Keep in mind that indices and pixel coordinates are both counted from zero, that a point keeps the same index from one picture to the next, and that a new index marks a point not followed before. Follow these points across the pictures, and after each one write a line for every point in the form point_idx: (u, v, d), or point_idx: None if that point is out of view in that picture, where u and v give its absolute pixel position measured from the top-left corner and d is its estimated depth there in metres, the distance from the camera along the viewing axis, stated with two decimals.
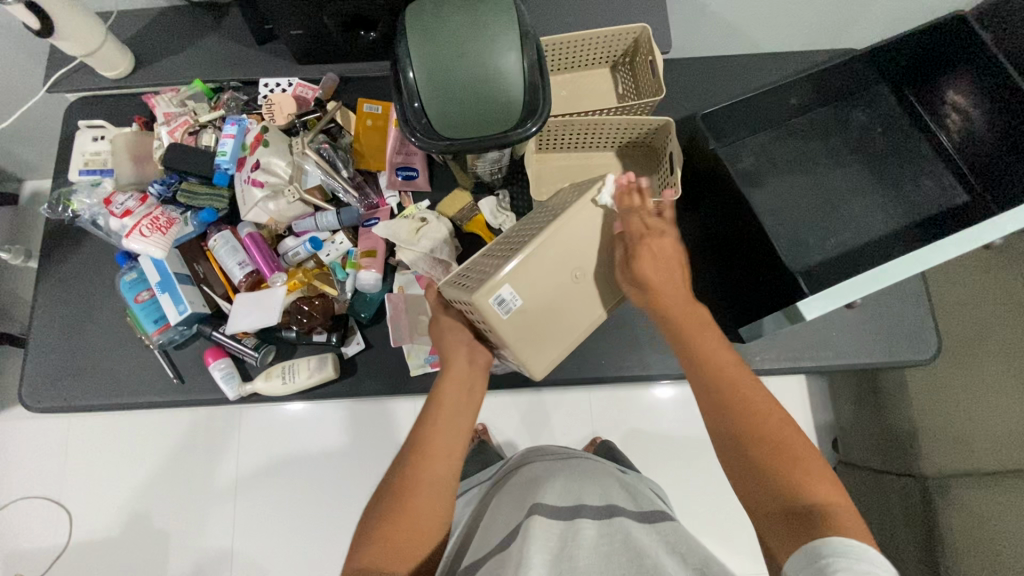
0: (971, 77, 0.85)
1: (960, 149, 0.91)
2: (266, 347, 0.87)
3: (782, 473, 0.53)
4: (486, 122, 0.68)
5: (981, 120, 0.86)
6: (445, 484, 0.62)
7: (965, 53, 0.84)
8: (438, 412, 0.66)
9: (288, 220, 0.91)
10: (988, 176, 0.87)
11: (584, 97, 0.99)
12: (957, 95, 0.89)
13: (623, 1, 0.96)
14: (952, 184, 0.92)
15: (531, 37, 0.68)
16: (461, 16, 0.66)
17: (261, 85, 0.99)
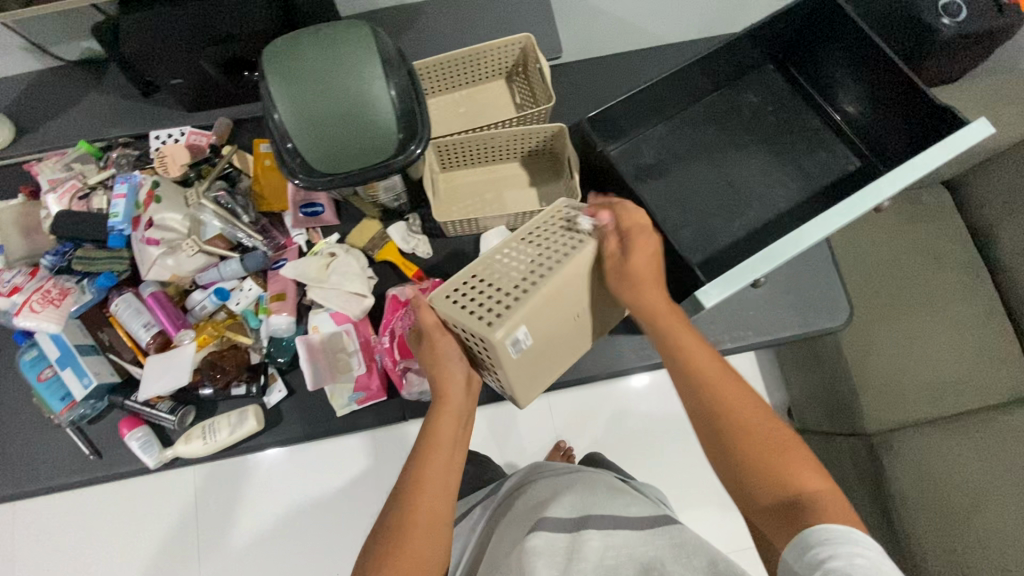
0: (841, 49, 0.90)
1: (845, 116, 0.95)
2: (184, 408, 0.84)
3: (769, 471, 0.55)
4: (367, 152, 0.67)
5: (858, 88, 0.91)
6: (442, 523, 0.60)
7: (831, 27, 0.89)
8: (428, 446, 0.63)
9: (191, 274, 0.87)
10: (883, 146, 0.92)
11: (483, 111, 0.99)
12: (833, 67, 0.93)
13: (510, 20, 0.99)
14: (849, 154, 0.95)
15: (395, 62, 0.68)
16: (317, 51, 0.64)
17: (152, 138, 0.95)
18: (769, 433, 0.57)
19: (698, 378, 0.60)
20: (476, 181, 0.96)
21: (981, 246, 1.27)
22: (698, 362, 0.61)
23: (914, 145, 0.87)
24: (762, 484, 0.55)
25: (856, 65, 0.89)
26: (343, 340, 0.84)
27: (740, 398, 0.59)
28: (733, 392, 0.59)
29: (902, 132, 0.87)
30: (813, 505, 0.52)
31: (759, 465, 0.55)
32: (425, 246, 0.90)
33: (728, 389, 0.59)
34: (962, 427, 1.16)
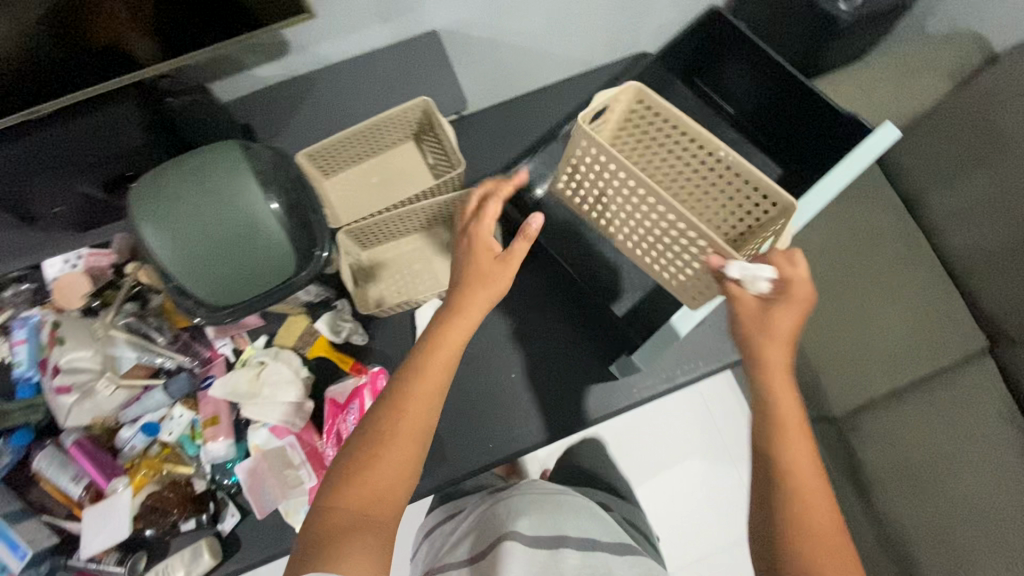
0: (740, 63, 0.90)
1: (759, 126, 0.95)
2: (134, 555, 0.79)
3: (809, 548, 0.53)
4: (266, 274, 0.63)
5: (764, 99, 0.91)
6: (412, 453, 0.57)
7: (728, 42, 0.88)
8: (431, 351, 0.60)
9: (114, 411, 0.82)
10: (799, 153, 0.91)
11: (395, 178, 0.95)
12: (737, 80, 0.92)
13: (410, 86, 0.97)
14: (767, 163, 0.95)
15: (272, 172, 0.63)
16: (183, 184, 0.59)
17: (46, 268, 0.88)
18: (824, 525, 0.55)
19: (788, 447, 0.57)
20: (399, 254, 0.91)
21: (914, 212, 1.29)
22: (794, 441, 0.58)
23: (828, 152, 0.87)
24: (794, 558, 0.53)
25: (759, 78, 0.89)
26: (288, 454, 0.81)
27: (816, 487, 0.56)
28: (821, 501, 0.55)
29: (815, 139, 0.87)
30: None
31: (810, 541, 0.53)
32: (360, 333, 0.87)
33: (808, 472, 0.56)
34: (922, 395, 1.19)
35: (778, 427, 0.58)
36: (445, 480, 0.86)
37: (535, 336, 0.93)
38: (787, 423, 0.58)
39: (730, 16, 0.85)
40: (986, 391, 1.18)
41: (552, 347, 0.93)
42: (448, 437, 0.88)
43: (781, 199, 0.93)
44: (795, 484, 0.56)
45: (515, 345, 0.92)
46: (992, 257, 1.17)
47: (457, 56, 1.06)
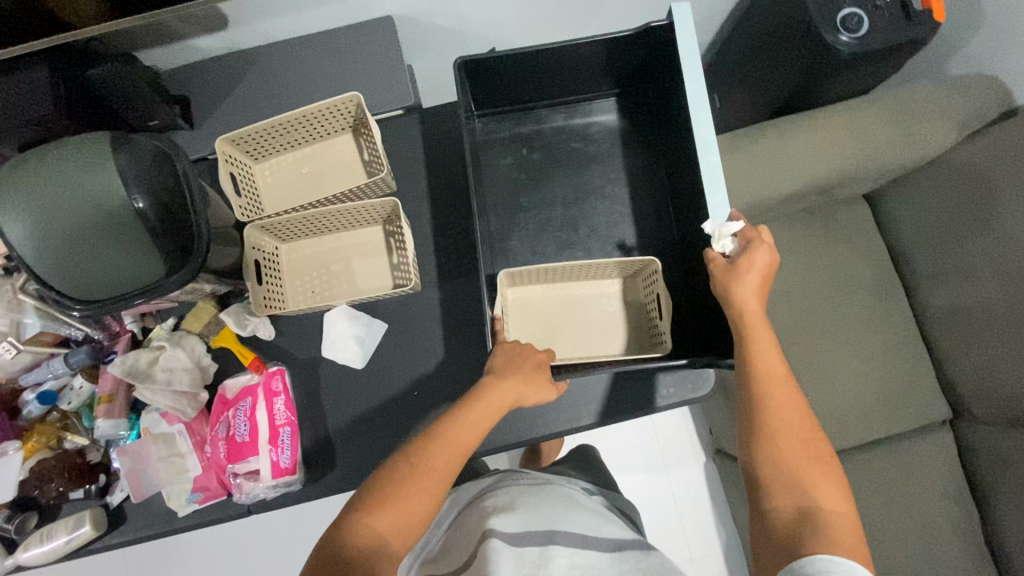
0: (541, 72, 0.91)
1: (578, 89, 0.97)
2: (23, 515, 0.82)
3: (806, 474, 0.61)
4: (133, 270, 0.61)
5: (571, 73, 0.93)
6: (440, 484, 0.62)
7: (504, 69, 0.88)
8: (470, 410, 0.67)
9: (17, 374, 0.83)
10: (624, 77, 0.95)
11: (326, 171, 0.91)
12: (541, 85, 0.94)
13: (351, 68, 0.91)
14: (609, 105, 0.99)
15: (138, 167, 0.59)
16: (41, 179, 0.58)
17: None
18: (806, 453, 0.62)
19: (782, 395, 0.64)
20: (319, 252, 0.89)
21: (897, 261, 1.21)
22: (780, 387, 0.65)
23: (651, 67, 0.93)
24: (784, 488, 0.61)
25: (556, 66, 0.90)
26: (177, 441, 0.81)
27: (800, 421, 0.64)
28: (805, 432, 0.63)
29: (630, 62, 0.91)
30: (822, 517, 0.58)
31: (799, 462, 0.62)
32: (264, 328, 0.85)
33: (794, 403, 0.64)
34: (861, 460, 1.13)
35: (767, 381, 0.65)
36: (324, 490, 0.82)
37: (444, 353, 0.87)
38: (772, 376, 0.65)
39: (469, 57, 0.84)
40: (932, 466, 1.12)
41: (460, 365, 0.86)
42: (337, 445, 0.84)
43: (647, 120, 0.98)
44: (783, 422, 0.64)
45: (416, 362, 0.86)
46: (971, 327, 1.08)
47: (417, 42, 0.99)
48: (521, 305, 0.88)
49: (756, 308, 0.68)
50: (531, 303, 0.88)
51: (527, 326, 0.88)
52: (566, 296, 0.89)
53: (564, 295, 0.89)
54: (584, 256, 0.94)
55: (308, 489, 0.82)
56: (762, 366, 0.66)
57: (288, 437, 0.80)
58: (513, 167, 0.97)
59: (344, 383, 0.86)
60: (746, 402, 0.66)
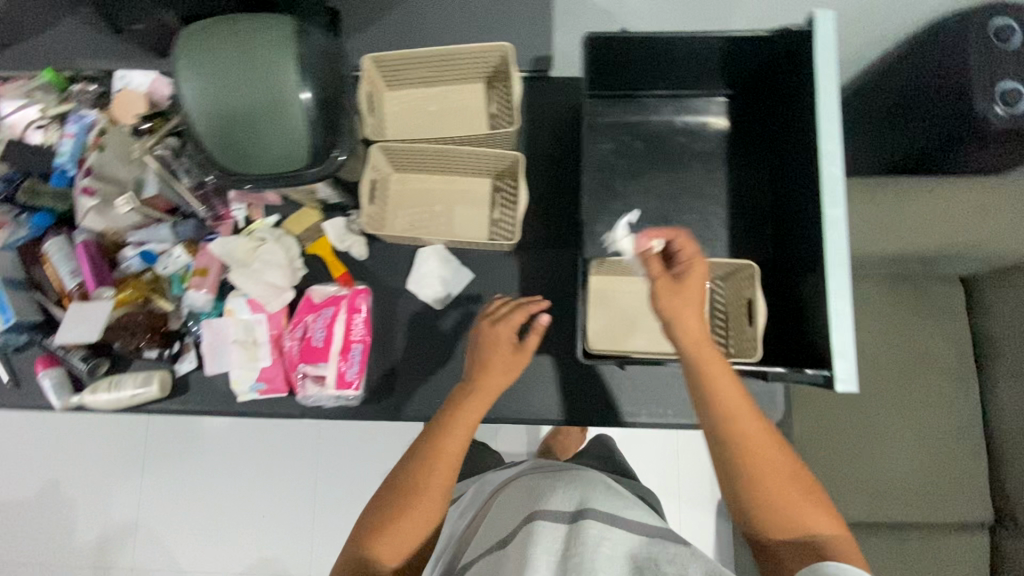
0: (662, 59, 0.83)
1: (690, 82, 0.88)
2: (98, 359, 0.86)
3: (788, 505, 0.60)
4: (278, 158, 0.63)
5: (691, 63, 0.84)
6: (434, 508, 0.66)
7: (627, 51, 0.81)
8: (453, 424, 0.69)
9: (126, 229, 0.87)
10: (742, 75, 0.86)
11: (453, 113, 0.92)
12: (656, 73, 0.86)
13: (501, 18, 0.91)
14: (720, 105, 0.90)
15: (318, 63, 0.61)
16: (229, 44, 0.60)
17: (116, 77, 0.91)
18: (782, 480, 0.60)
19: (745, 430, 0.62)
20: (428, 188, 0.91)
21: (980, 353, 1.16)
22: (739, 415, 0.62)
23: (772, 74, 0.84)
24: (774, 524, 0.59)
25: (679, 53, 0.82)
26: (254, 329, 0.83)
27: (766, 447, 0.61)
28: (777, 458, 0.61)
29: (752, 61, 0.82)
30: (824, 542, 0.58)
31: (786, 490, 0.60)
32: (360, 246, 0.88)
33: (761, 435, 0.62)
34: (889, 540, 1.10)
35: (728, 421, 0.62)
36: (377, 414, 0.84)
37: None
38: (734, 415, 0.62)
39: (594, 35, 0.76)
40: (955, 563, 1.10)
41: None
42: (399, 375, 0.85)
43: (759, 129, 0.88)
44: (756, 459, 0.61)
45: None
46: None
47: None
48: (606, 293, 0.87)
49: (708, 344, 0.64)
50: (617, 292, 0.87)
51: (610, 313, 0.86)
52: (653, 295, 0.86)
53: (653, 287, 0.87)
54: None
55: (362, 409, 0.84)
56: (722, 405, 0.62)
57: (358, 354, 0.82)
58: (616, 154, 0.90)
59: (419, 320, 0.87)
60: (715, 441, 0.63)
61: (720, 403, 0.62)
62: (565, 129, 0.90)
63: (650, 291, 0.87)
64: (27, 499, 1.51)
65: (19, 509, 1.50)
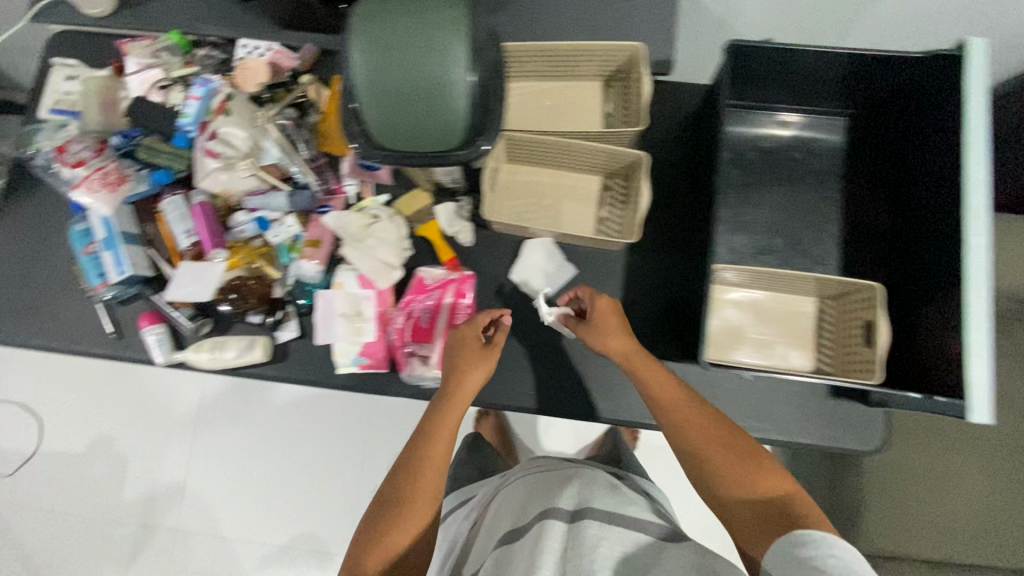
0: (794, 74, 0.83)
1: (813, 100, 0.88)
2: (202, 319, 0.87)
3: (746, 481, 0.63)
4: (430, 137, 0.64)
5: (821, 80, 0.83)
6: (426, 511, 0.67)
7: (764, 62, 0.80)
8: (428, 424, 0.72)
9: (241, 194, 0.88)
10: (868, 97, 0.85)
11: (569, 109, 0.92)
12: (783, 89, 0.86)
13: (628, 14, 0.89)
14: (839, 125, 0.89)
15: (484, 50, 0.63)
16: (407, 18, 0.60)
17: (240, 46, 0.94)
18: (737, 461, 0.64)
19: (690, 424, 0.68)
20: (539, 182, 0.91)
21: None
22: (680, 409, 0.69)
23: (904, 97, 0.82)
24: (738, 501, 0.63)
25: (812, 70, 0.81)
26: (362, 304, 0.85)
27: (712, 436, 0.66)
28: (723, 437, 0.66)
29: (884, 85, 0.82)
30: (789, 508, 0.60)
31: (740, 469, 0.64)
32: (467, 233, 0.88)
33: (704, 423, 0.68)
34: None
35: (679, 421, 0.69)
36: (473, 400, 0.85)
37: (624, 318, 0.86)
38: (682, 416, 0.69)
39: (738, 43, 0.76)
40: None
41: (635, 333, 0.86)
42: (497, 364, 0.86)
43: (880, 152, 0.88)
44: (711, 450, 0.66)
45: None
46: None
47: None
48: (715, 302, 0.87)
49: (654, 366, 0.73)
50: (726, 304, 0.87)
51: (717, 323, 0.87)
52: (761, 306, 0.87)
53: (763, 300, 0.87)
54: (781, 265, 0.87)
55: None
56: (671, 413, 0.69)
57: None
58: (731, 164, 0.90)
59: (519, 312, 0.87)
60: (676, 440, 0.69)
61: (662, 402, 0.70)
62: (684, 133, 0.89)
63: (758, 305, 0.87)
64: (82, 452, 1.52)
65: (68, 460, 1.52)
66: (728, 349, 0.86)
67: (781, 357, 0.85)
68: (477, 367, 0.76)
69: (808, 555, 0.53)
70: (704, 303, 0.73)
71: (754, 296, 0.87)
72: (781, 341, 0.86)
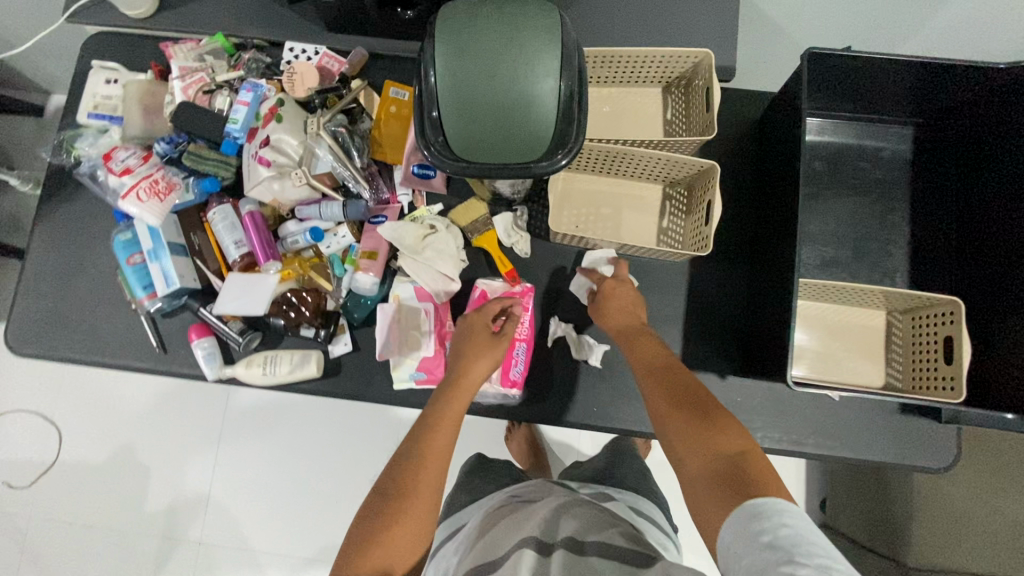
0: (865, 83, 0.81)
1: (881, 109, 0.86)
2: (251, 333, 0.84)
3: (706, 436, 0.59)
4: (511, 149, 0.61)
5: (894, 89, 0.81)
6: (425, 516, 0.61)
7: (839, 70, 0.78)
8: (431, 418, 0.68)
9: (292, 203, 0.85)
10: (941, 107, 0.83)
11: (627, 117, 0.90)
12: (850, 99, 0.84)
13: (691, 18, 0.86)
14: (906, 134, 0.87)
15: (572, 62, 0.61)
16: (497, 25, 0.58)
17: (286, 49, 0.90)
18: (699, 417, 0.61)
19: (662, 383, 0.66)
20: (598, 191, 0.89)
21: None
22: (668, 372, 0.67)
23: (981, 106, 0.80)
24: (693, 457, 0.58)
25: (885, 79, 0.79)
26: (420, 318, 0.82)
27: (681, 395, 0.64)
28: (691, 393, 0.64)
29: (959, 93, 0.79)
30: (742, 463, 0.55)
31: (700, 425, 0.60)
32: (525, 244, 0.86)
33: (682, 381, 0.65)
34: None
35: (656, 379, 0.67)
36: (533, 417, 0.83)
37: (688, 332, 0.84)
38: (663, 376, 0.67)
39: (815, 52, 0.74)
40: None
41: (700, 349, 0.84)
42: (557, 379, 0.84)
43: (950, 161, 0.86)
44: (681, 408, 0.62)
45: (660, 328, 0.84)
46: None
47: None
48: None
49: (647, 343, 0.72)
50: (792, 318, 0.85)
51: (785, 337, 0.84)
52: (825, 319, 0.85)
53: (828, 312, 0.85)
54: (847, 278, 0.85)
55: (518, 410, 0.83)
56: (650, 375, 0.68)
57: (523, 353, 0.80)
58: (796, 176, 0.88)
59: (579, 325, 0.86)
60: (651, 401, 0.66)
61: (651, 368, 0.69)
62: (747, 142, 0.88)
63: (822, 317, 0.85)
64: (97, 463, 1.43)
65: (70, 473, 1.42)
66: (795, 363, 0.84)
67: (848, 372, 0.83)
68: (483, 357, 0.74)
69: (761, 529, 0.47)
70: (791, 318, 0.71)
71: (818, 309, 0.85)
72: (848, 354, 0.84)
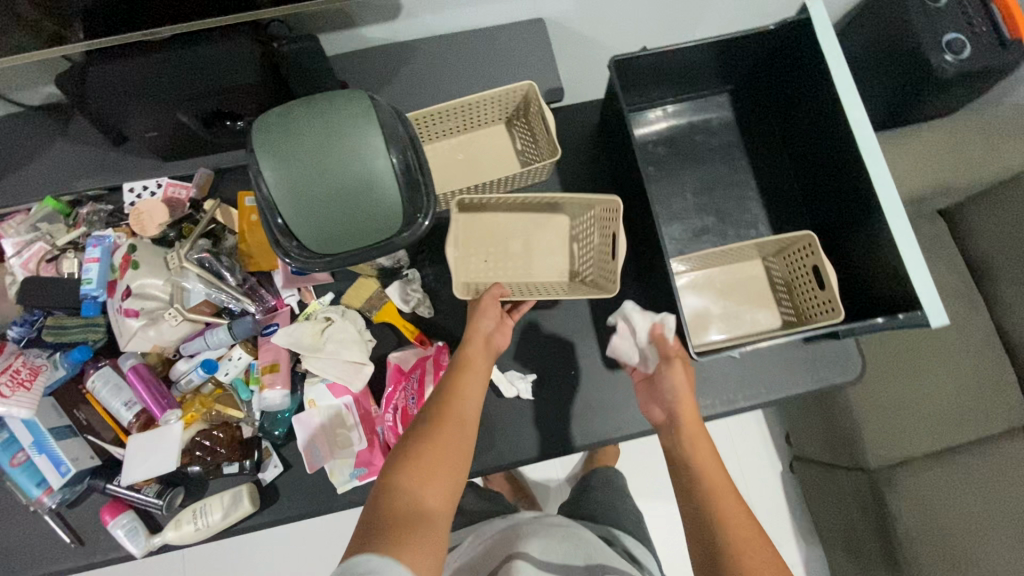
0: (671, 71, 0.89)
1: (694, 88, 0.95)
2: (172, 490, 0.79)
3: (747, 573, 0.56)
4: (368, 230, 0.62)
5: (698, 69, 0.90)
6: (458, 435, 0.64)
7: (653, 64, 0.86)
8: (455, 365, 0.72)
9: (175, 343, 0.81)
10: (743, 71, 0.93)
11: (482, 158, 0.94)
12: (665, 86, 0.93)
13: (509, 55, 0.92)
14: (724, 101, 0.97)
15: (397, 133, 0.63)
16: (312, 123, 0.60)
17: (126, 191, 0.87)
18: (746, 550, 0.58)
19: (706, 500, 0.63)
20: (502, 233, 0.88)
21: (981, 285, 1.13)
22: (718, 489, 0.64)
23: (772, 61, 0.90)
24: None
25: (687, 63, 0.88)
26: (341, 413, 0.81)
27: (733, 516, 0.61)
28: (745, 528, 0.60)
29: (750, 57, 0.89)
30: None
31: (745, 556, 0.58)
32: (426, 305, 0.86)
33: (730, 505, 0.62)
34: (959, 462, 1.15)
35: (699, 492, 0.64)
36: (486, 467, 0.83)
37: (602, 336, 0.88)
38: (711, 484, 0.64)
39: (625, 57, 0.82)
40: None
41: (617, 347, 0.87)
42: (497, 423, 0.84)
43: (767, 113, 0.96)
44: (726, 530, 0.60)
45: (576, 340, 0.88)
46: None
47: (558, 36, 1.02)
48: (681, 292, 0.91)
49: (698, 443, 0.68)
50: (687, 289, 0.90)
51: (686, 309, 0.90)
52: (716, 283, 0.91)
53: (716, 276, 0.91)
54: (720, 240, 0.92)
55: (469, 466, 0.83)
56: (699, 474, 0.65)
57: None
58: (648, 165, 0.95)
59: (501, 364, 0.87)
60: (693, 507, 0.64)
61: (711, 482, 0.65)
62: (597, 148, 0.94)
63: (713, 281, 0.91)
64: None
65: None
66: (703, 329, 0.89)
67: (749, 323, 0.90)
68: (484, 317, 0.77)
69: None
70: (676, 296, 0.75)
71: (706, 274, 0.91)
72: (745, 307, 0.90)
